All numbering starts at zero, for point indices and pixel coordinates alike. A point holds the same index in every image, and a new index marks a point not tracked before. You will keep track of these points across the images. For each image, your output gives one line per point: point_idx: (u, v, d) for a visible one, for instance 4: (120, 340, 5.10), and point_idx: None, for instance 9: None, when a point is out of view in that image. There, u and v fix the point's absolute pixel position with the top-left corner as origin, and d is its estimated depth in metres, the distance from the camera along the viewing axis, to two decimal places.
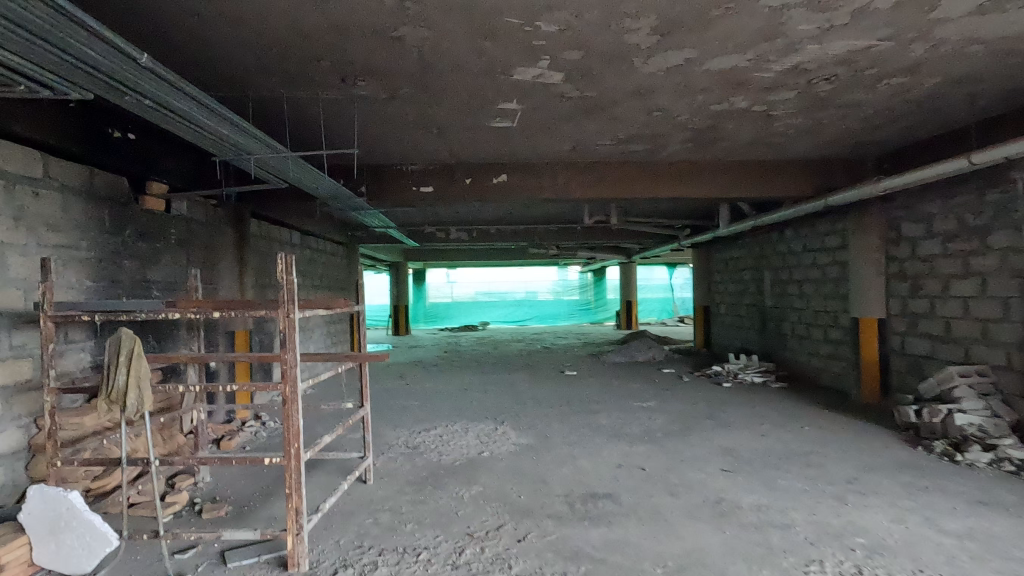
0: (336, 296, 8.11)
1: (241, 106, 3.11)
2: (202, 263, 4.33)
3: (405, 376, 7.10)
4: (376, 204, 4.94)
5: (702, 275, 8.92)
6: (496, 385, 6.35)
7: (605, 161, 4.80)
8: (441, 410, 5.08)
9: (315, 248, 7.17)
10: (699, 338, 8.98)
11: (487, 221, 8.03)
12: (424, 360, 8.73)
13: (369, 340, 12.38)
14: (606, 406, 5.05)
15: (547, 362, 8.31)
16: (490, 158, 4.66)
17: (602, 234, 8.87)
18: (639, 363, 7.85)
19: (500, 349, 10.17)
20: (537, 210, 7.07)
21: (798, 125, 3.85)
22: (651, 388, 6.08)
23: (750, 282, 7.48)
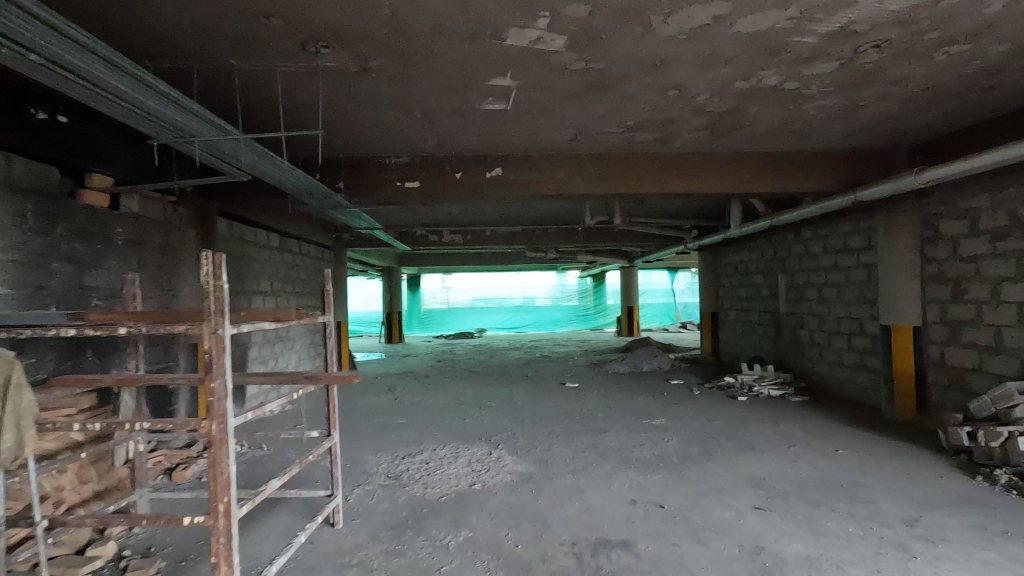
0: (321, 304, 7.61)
1: (186, 80, 2.64)
2: (159, 268, 3.85)
3: (393, 389, 6.59)
4: (356, 201, 4.46)
5: (709, 279, 8.45)
6: (491, 399, 5.85)
7: (610, 153, 4.33)
8: (429, 430, 4.58)
9: (297, 251, 6.69)
10: (708, 346, 8.49)
11: (481, 223, 7.55)
12: (416, 371, 8.23)
13: (360, 349, 11.86)
14: (613, 425, 4.56)
15: (546, 372, 7.82)
16: (482, 149, 4.19)
17: (604, 236, 8.41)
18: (644, 374, 7.37)
19: (496, 359, 9.67)
20: (535, 210, 6.59)
21: (830, 108, 3.40)
22: (660, 402, 5.58)
23: (762, 287, 7.01)
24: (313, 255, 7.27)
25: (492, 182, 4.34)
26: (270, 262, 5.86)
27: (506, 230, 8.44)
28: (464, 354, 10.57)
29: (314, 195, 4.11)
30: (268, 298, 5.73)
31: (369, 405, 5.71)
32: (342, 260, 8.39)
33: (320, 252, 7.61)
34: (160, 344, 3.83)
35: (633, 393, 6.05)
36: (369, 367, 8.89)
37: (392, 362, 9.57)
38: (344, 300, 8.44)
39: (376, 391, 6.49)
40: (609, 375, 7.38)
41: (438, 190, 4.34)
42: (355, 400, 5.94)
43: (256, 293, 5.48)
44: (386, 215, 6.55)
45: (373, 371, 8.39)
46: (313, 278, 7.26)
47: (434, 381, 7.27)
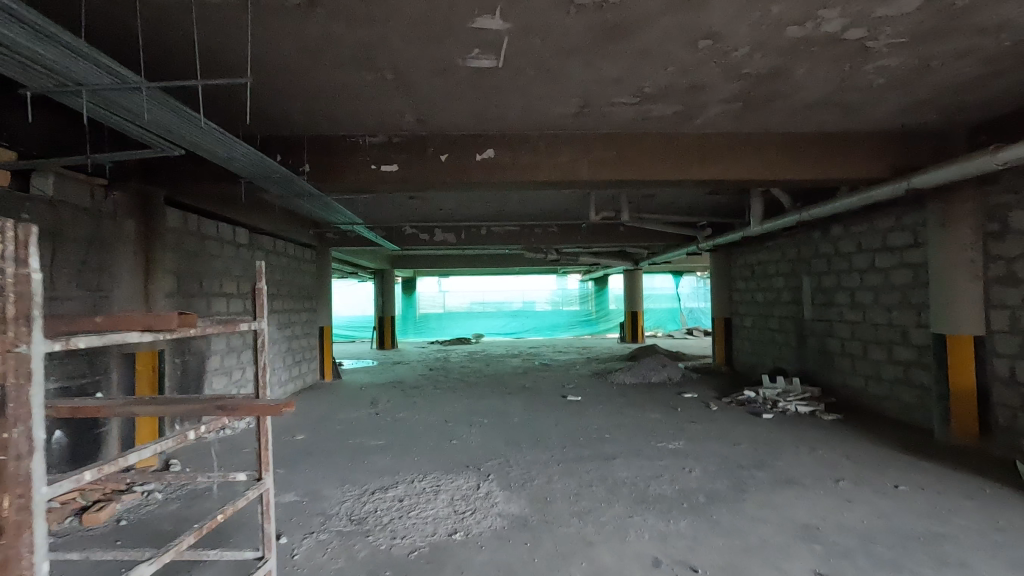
0: (300, 307, 6.98)
1: (73, 11, 2.01)
2: (84, 265, 3.22)
3: (376, 403, 5.94)
4: (326, 188, 3.83)
5: (722, 282, 7.82)
6: (485, 416, 5.20)
7: (620, 132, 3.71)
8: (410, 455, 3.93)
9: (272, 249, 6.07)
10: (721, 355, 7.85)
11: (475, 219, 6.94)
12: (406, 381, 7.59)
13: (350, 356, 11.22)
14: (624, 449, 3.92)
15: (546, 383, 7.18)
16: (471, 127, 3.58)
17: (608, 235, 7.79)
18: (654, 385, 6.73)
19: (493, 367, 9.02)
20: (534, 204, 5.97)
21: (893, 70, 2.78)
22: (674, 419, 4.94)
23: (783, 290, 6.38)
24: (290, 254, 6.64)
25: (484, 165, 3.72)
26: (238, 260, 5.24)
27: (503, 229, 7.83)
28: (459, 361, 9.92)
29: (273, 179, 3.50)
30: (233, 300, 5.11)
31: (347, 422, 5.07)
32: (325, 260, 7.77)
33: (299, 251, 6.99)
34: (84, 355, 3.20)
35: (643, 409, 5.41)
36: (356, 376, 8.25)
37: (381, 371, 8.93)
38: (327, 304, 7.81)
39: (358, 405, 5.86)
40: (615, 386, 6.74)
41: (419, 175, 3.70)
42: (332, 417, 5.30)
43: (218, 295, 4.85)
44: (369, 209, 5.92)
45: (359, 381, 7.75)
46: (290, 278, 6.64)
47: (424, 393, 6.62)
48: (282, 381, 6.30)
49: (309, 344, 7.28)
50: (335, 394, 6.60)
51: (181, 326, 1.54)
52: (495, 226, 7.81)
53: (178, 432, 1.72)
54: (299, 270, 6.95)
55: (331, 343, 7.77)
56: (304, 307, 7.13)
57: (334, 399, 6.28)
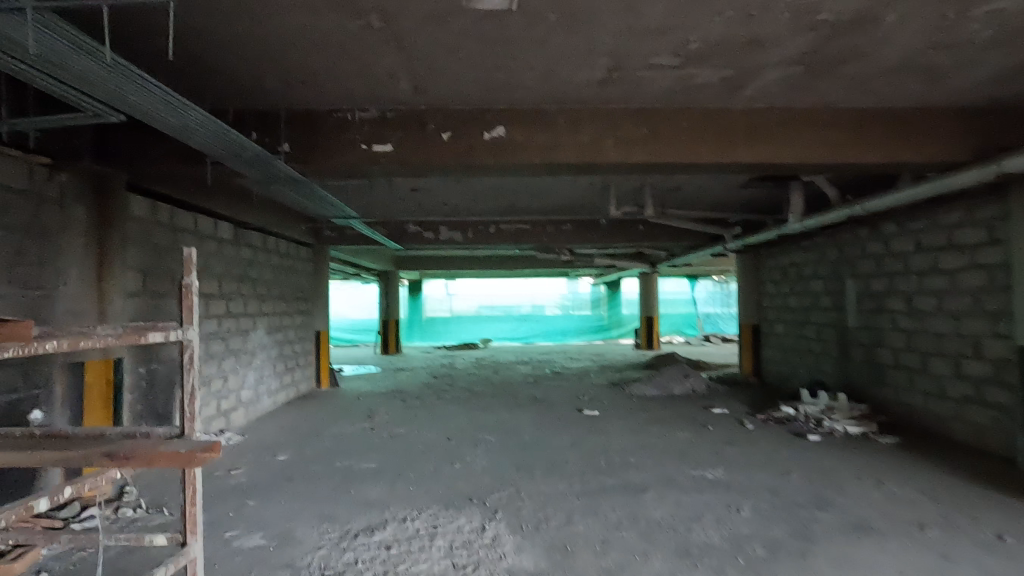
0: (294, 310, 6.47)
1: None
2: (20, 258, 2.71)
3: (373, 416, 5.41)
4: (309, 172, 3.30)
5: (751, 286, 7.22)
6: (492, 433, 4.65)
7: (653, 106, 3.15)
8: (405, 482, 3.39)
9: (261, 246, 5.57)
10: (748, 365, 7.24)
11: (483, 215, 6.40)
12: (408, 389, 7.05)
13: (352, 361, 10.73)
14: (653, 478, 3.35)
15: (559, 394, 6.62)
16: (478, 98, 3.04)
17: (627, 234, 7.23)
18: (677, 398, 6.15)
19: (501, 375, 8.47)
20: (548, 196, 5.43)
21: (1009, 15, 2.21)
22: (706, 439, 4.36)
23: (822, 295, 5.77)
24: (283, 252, 6.13)
25: (492, 144, 3.18)
26: (220, 256, 4.74)
27: (513, 226, 7.29)
28: (465, 368, 9.37)
29: (244, 158, 2.97)
30: (213, 302, 4.60)
31: (338, 438, 4.53)
32: (323, 259, 7.27)
33: (293, 248, 6.49)
34: (17, 364, 2.68)
35: (669, 426, 4.83)
36: (355, 384, 7.73)
37: (383, 378, 8.40)
38: (324, 306, 7.31)
39: (353, 418, 5.33)
40: (634, 398, 6.17)
41: (416, 155, 3.16)
42: (322, 432, 4.76)
43: (196, 295, 4.35)
44: (367, 202, 5.41)
45: (357, 389, 7.23)
46: (282, 278, 6.13)
47: (426, 404, 6.08)
48: (272, 390, 5.79)
49: (304, 349, 6.77)
50: (329, 405, 6.08)
51: (12, 339, 1.41)
52: (504, 223, 7.27)
53: (24, 499, 1.84)
54: (292, 270, 6.44)
55: (328, 348, 7.26)
56: (299, 310, 6.62)
57: (327, 411, 5.76)
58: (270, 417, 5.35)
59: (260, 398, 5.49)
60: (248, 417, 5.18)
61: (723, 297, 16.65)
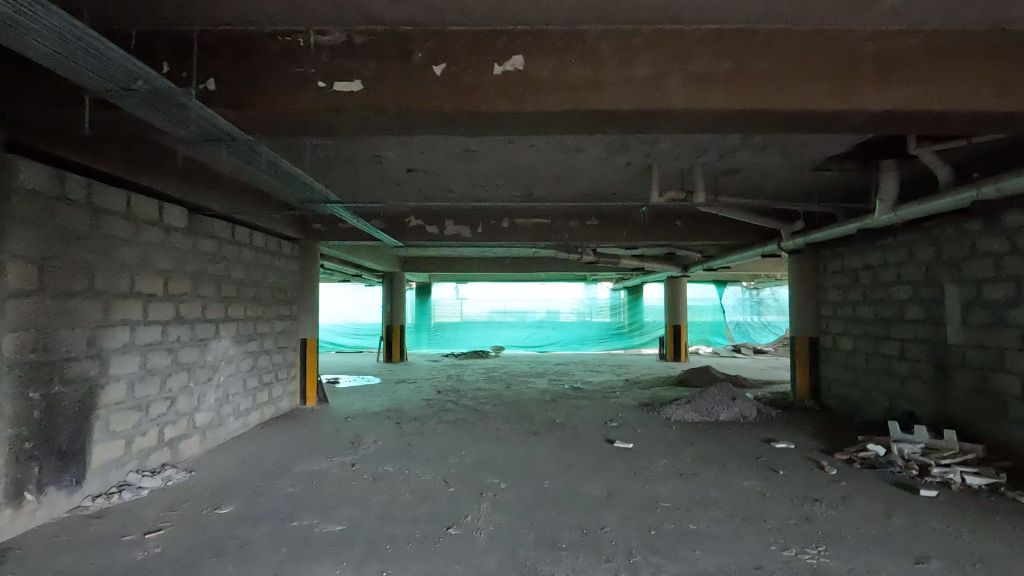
0: (274, 316, 5.55)
1: None
2: None
3: (358, 445, 4.46)
4: (248, 125, 2.35)
5: (808, 292, 6.15)
6: (502, 475, 3.66)
7: (740, 26, 2.17)
8: (378, 560, 2.42)
9: (229, 238, 4.66)
10: (805, 386, 6.17)
11: (494, 205, 5.44)
12: (406, 408, 6.09)
13: (352, 370, 9.85)
14: (728, 565, 2.34)
15: (582, 417, 5.63)
16: (484, 10, 2.08)
17: (661, 230, 6.23)
18: (726, 426, 5.12)
19: (514, 391, 7.47)
20: (572, 180, 4.46)
21: None
22: (781, 491, 3.33)
23: (910, 304, 4.69)
24: (259, 246, 5.22)
25: (505, 83, 2.20)
26: (168, 249, 3.83)
27: (529, 220, 6.30)
28: (474, 382, 8.39)
29: (139, 94, 2.03)
30: (156, 304, 3.69)
31: (306, 480, 3.58)
32: (312, 256, 6.35)
33: (274, 244, 5.57)
34: None
35: (727, 467, 3.81)
36: (347, 399, 6.79)
37: (381, 392, 7.45)
38: (314, 310, 6.38)
39: (332, 448, 4.38)
40: (674, 426, 5.15)
41: (395, 99, 2.21)
42: (290, 469, 3.81)
43: (128, 296, 3.43)
44: (354, 184, 4.46)
45: (348, 407, 6.28)
46: (258, 277, 5.21)
47: (424, 429, 5.11)
48: (242, 410, 4.86)
49: (287, 360, 5.83)
50: (310, 429, 5.13)
51: None
52: (519, 216, 6.29)
53: None
54: (272, 268, 5.52)
55: (316, 359, 6.32)
56: (280, 314, 5.70)
57: (306, 436, 4.82)
58: (235, 445, 4.42)
59: (225, 421, 4.56)
60: (206, 445, 4.25)
61: (753, 305, 15.43)
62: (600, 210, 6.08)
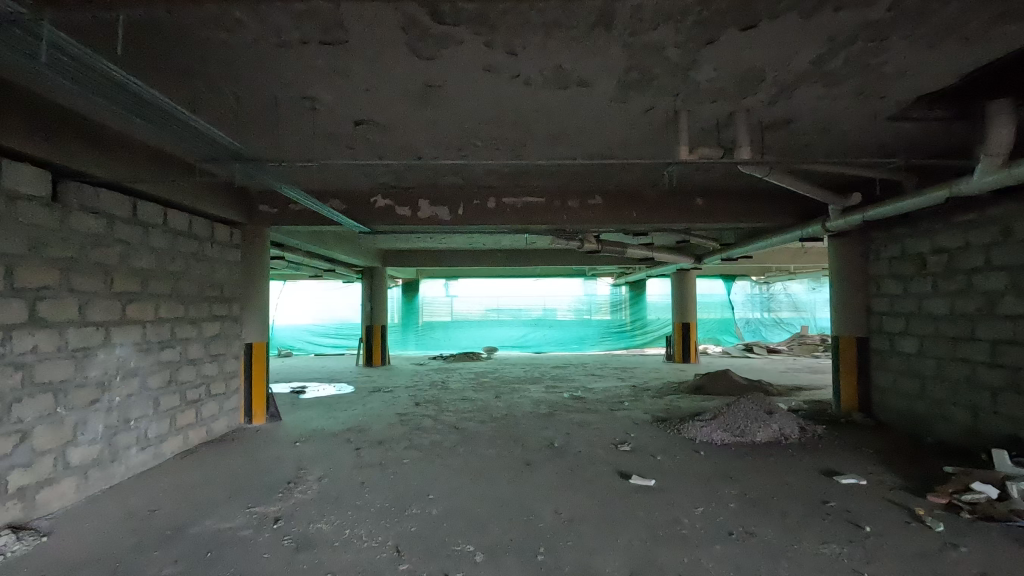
0: (204, 317, 4.48)
1: None
2: None
3: (295, 485, 3.40)
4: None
5: (856, 283, 5.12)
6: (479, 538, 2.62)
7: None
8: None
9: (128, 216, 3.59)
10: (853, 396, 5.13)
11: (474, 172, 4.39)
12: (372, 427, 5.02)
13: (325, 377, 8.80)
14: None
15: (586, 437, 4.59)
16: None
17: (678, 210, 5.21)
18: (767, 450, 4.09)
19: (506, 401, 6.43)
20: (573, 136, 3.43)
21: None
22: (880, 564, 2.29)
23: (1006, 295, 3.66)
24: (181, 230, 4.16)
25: None
26: (14, 225, 2.76)
27: (520, 199, 5.25)
28: (459, 390, 7.32)
29: None
30: None
31: (201, 547, 2.54)
32: (260, 245, 5.28)
33: (204, 228, 4.50)
34: None
35: (789, 520, 2.78)
36: (307, 415, 5.73)
37: (350, 404, 6.38)
38: (263, 309, 5.31)
39: (260, 490, 3.32)
40: (703, 450, 4.11)
41: None
42: (187, 528, 2.77)
43: None
44: (287, 142, 3.41)
45: (305, 425, 5.22)
46: (179, 269, 4.14)
47: (388, 457, 4.06)
48: (152, 438, 3.78)
49: (224, 371, 4.77)
50: (244, 459, 4.07)
51: None
52: (508, 195, 5.24)
53: None
54: (201, 258, 4.45)
55: (264, 368, 5.26)
56: (214, 314, 4.62)
57: (234, 471, 3.76)
58: (132, 488, 3.35)
59: (122, 456, 3.48)
60: (88, 492, 3.18)
61: (763, 301, 14.27)
62: (606, 186, 5.05)
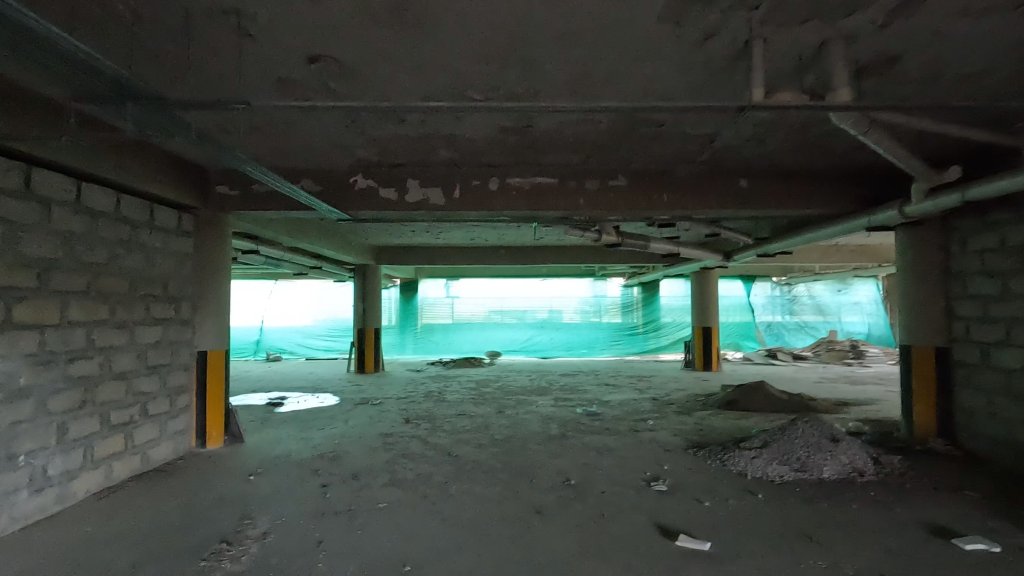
0: (140, 320, 3.63)
1: None
2: None
3: (230, 547, 2.54)
4: None
5: (932, 282, 4.24)
6: None
7: None
8: None
9: (17, 187, 2.74)
10: (929, 418, 4.28)
11: (472, 138, 3.53)
12: (348, 453, 4.16)
13: (311, 386, 7.96)
14: None
15: (610, 470, 3.71)
16: None
17: (716, 193, 4.36)
18: (843, 493, 3.22)
19: (510, 417, 5.56)
20: (602, 81, 2.57)
21: None
22: None
23: None
24: (103, 211, 3.31)
25: None
26: None
27: (528, 179, 4.39)
28: (457, 402, 6.45)
29: None
30: None
31: None
32: (219, 234, 4.44)
33: (140, 210, 3.66)
34: None
35: None
36: (276, 434, 4.87)
37: (330, 419, 5.52)
38: (221, 310, 4.47)
39: (179, 556, 2.46)
40: (760, 492, 3.23)
41: None
42: None
43: None
44: (222, 86, 2.56)
45: (270, 448, 4.37)
46: (100, 259, 3.29)
47: (361, 500, 3.20)
48: (55, 477, 2.94)
49: (168, 385, 3.92)
50: (180, 500, 3.22)
51: None
52: (514, 174, 4.37)
53: None
54: (135, 247, 3.60)
55: (223, 382, 4.41)
56: (155, 316, 3.78)
57: (160, 519, 2.91)
58: (8, 550, 2.49)
59: (3, 504, 2.63)
60: None
61: (786, 303, 13.44)
62: (632, 163, 4.18)
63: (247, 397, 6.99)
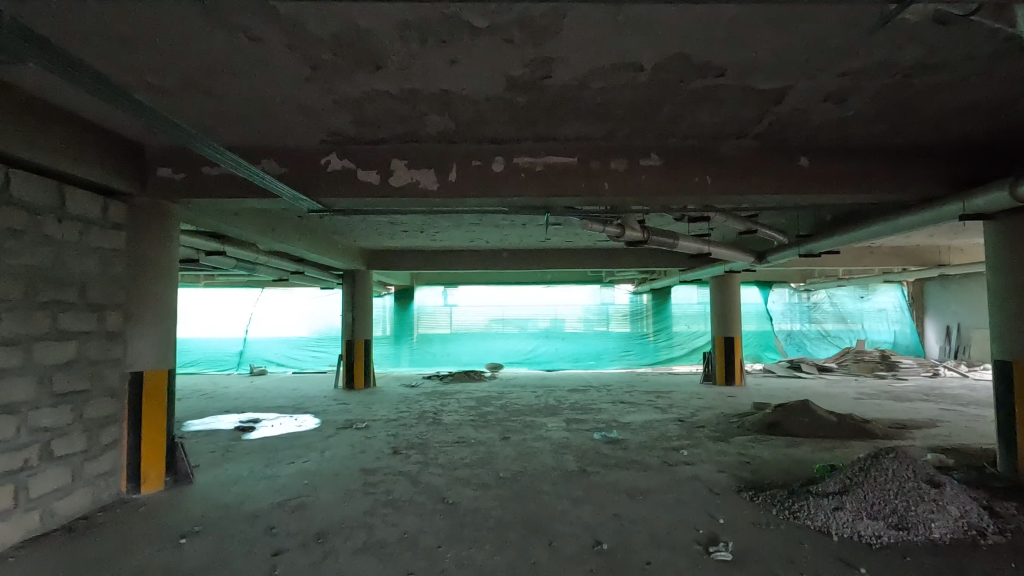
0: (42, 333, 2.80)
1: None
2: None
3: None
4: None
5: None
6: None
7: None
8: None
9: None
10: None
11: (474, 94, 2.73)
12: (317, 500, 3.31)
13: (292, 405, 7.13)
14: None
15: (652, 526, 2.87)
16: None
17: (772, 176, 3.56)
18: (977, 567, 2.38)
19: (517, 445, 4.71)
20: None
21: None
22: None
23: None
24: None
25: None
26: None
27: (541, 159, 3.58)
28: (455, 426, 5.60)
29: None
30: None
31: None
32: (163, 228, 3.62)
33: (44, 192, 2.85)
34: None
35: None
36: (236, 470, 4.03)
37: (304, 449, 4.66)
38: (164, 320, 3.63)
39: None
40: (862, 564, 2.40)
41: None
42: None
43: None
44: None
45: (223, 491, 3.53)
46: None
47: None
48: None
49: (87, 417, 3.09)
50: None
51: None
52: (524, 152, 3.57)
53: None
54: (35, 239, 2.79)
55: (165, 410, 3.57)
56: (65, 329, 2.96)
57: None
58: None
59: None
60: None
61: (806, 311, 12.58)
62: (670, 137, 3.38)
63: (216, 419, 6.13)
